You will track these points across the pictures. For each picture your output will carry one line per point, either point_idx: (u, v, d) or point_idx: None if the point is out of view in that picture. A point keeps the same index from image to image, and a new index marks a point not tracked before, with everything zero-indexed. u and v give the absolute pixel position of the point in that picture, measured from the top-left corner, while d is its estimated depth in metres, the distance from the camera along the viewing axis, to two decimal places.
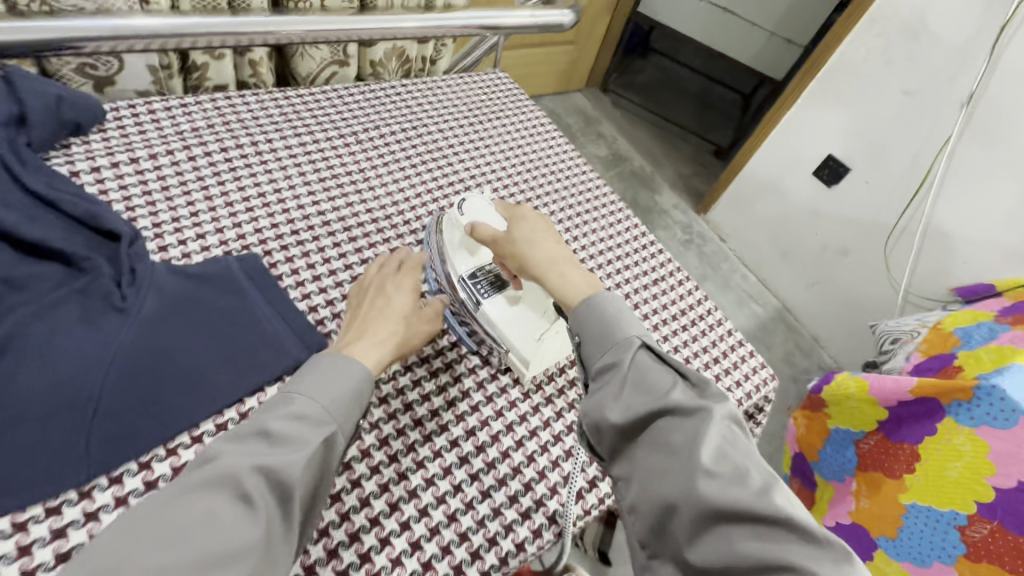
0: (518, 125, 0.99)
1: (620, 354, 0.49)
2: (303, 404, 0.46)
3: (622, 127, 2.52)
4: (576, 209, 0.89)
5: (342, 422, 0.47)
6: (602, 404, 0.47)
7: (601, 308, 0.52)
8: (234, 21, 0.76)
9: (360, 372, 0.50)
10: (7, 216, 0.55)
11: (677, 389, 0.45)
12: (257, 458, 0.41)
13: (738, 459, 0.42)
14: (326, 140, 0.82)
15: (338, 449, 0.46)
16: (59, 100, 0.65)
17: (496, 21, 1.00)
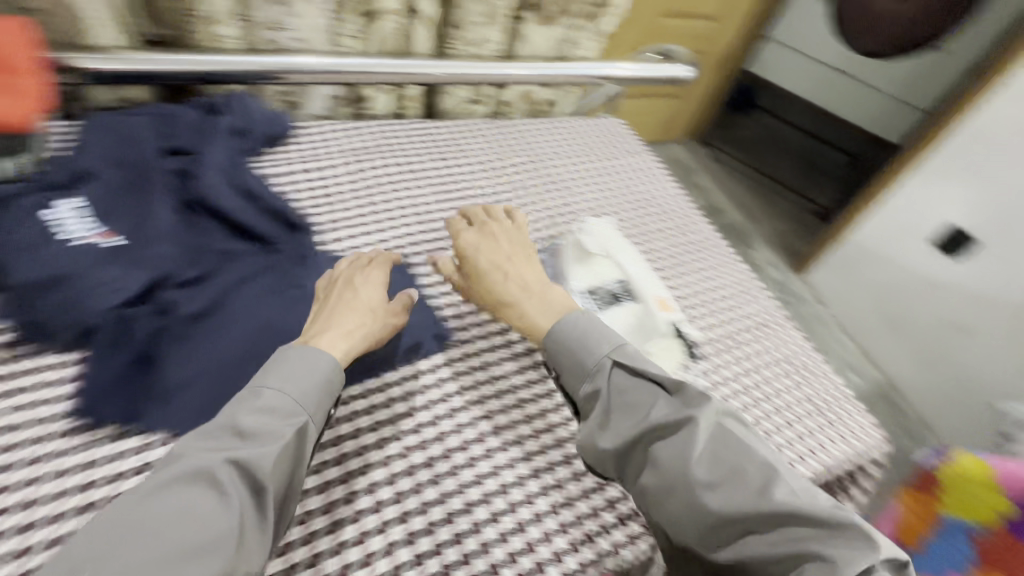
0: (632, 166, 1.04)
1: (596, 381, 0.56)
2: (271, 399, 0.48)
3: (720, 180, 2.50)
4: (683, 246, 0.90)
5: (311, 413, 0.49)
6: (596, 437, 0.54)
7: (565, 334, 0.59)
8: (403, 64, 0.90)
9: (330, 362, 0.52)
10: (222, 200, 0.68)
11: (655, 407, 0.53)
12: (229, 451, 0.44)
13: (731, 459, 0.49)
14: (460, 163, 0.92)
15: (309, 438, 0.48)
16: (264, 117, 0.82)
17: (619, 74, 1.10)
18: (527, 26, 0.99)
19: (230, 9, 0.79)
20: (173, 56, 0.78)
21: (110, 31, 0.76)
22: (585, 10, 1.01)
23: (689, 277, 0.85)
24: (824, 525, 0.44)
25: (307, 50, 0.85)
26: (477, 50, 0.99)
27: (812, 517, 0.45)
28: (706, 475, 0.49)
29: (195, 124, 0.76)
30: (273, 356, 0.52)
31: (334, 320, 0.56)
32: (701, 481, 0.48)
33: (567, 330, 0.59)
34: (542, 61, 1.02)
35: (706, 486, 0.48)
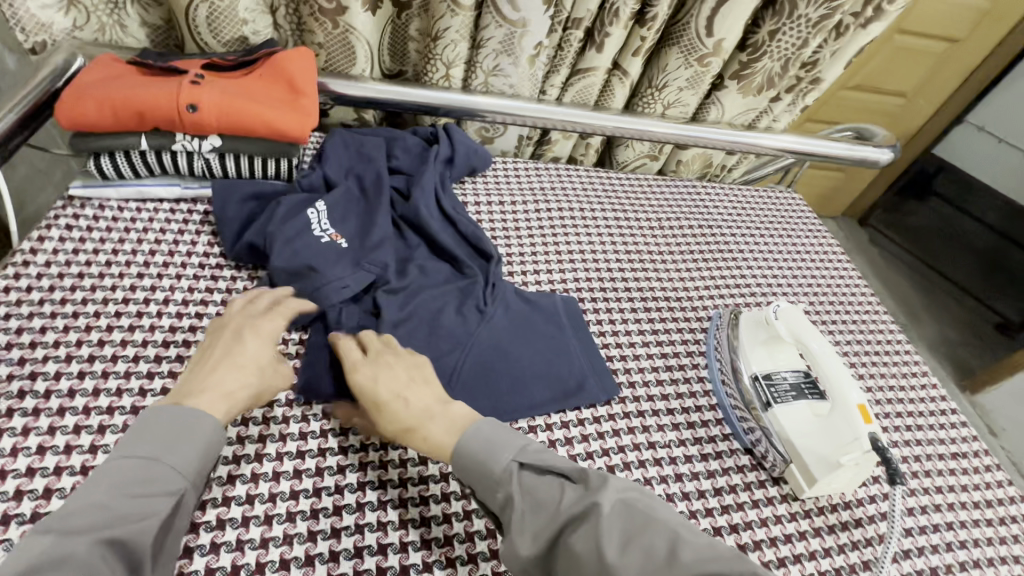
0: (811, 245, 0.97)
1: (505, 487, 0.48)
2: (133, 469, 0.44)
3: (880, 267, 2.25)
4: (866, 342, 0.80)
5: (190, 482, 0.46)
6: (514, 546, 0.46)
7: (467, 449, 0.50)
8: (595, 115, 0.94)
9: (215, 427, 0.49)
10: (428, 222, 0.76)
11: (564, 497, 0.46)
12: (103, 529, 0.40)
13: (644, 536, 0.43)
14: (633, 220, 0.93)
15: (188, 501, 0.46)
16: (471, 149, 0.88)
17: (809, 148, 1.05)
18: (724, 93, 0.98)
19: (461, 55, 0.88)
20: (406, 89, 0.88)
21: (362, 62, 0.89)
22: (791, 81, 0.97)
23: (878, 380, 0.75)
24: None
25: (516, 95, 0.92)
26: (667, 111, 1.01)
27: None
28: (625, 551, 0.42)
29: (416, 151, 0.85)
30: (134, 424, 0.47)
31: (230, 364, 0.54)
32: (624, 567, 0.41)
33: (481, 442, 0.50)
34: (732, 127, 1.00)
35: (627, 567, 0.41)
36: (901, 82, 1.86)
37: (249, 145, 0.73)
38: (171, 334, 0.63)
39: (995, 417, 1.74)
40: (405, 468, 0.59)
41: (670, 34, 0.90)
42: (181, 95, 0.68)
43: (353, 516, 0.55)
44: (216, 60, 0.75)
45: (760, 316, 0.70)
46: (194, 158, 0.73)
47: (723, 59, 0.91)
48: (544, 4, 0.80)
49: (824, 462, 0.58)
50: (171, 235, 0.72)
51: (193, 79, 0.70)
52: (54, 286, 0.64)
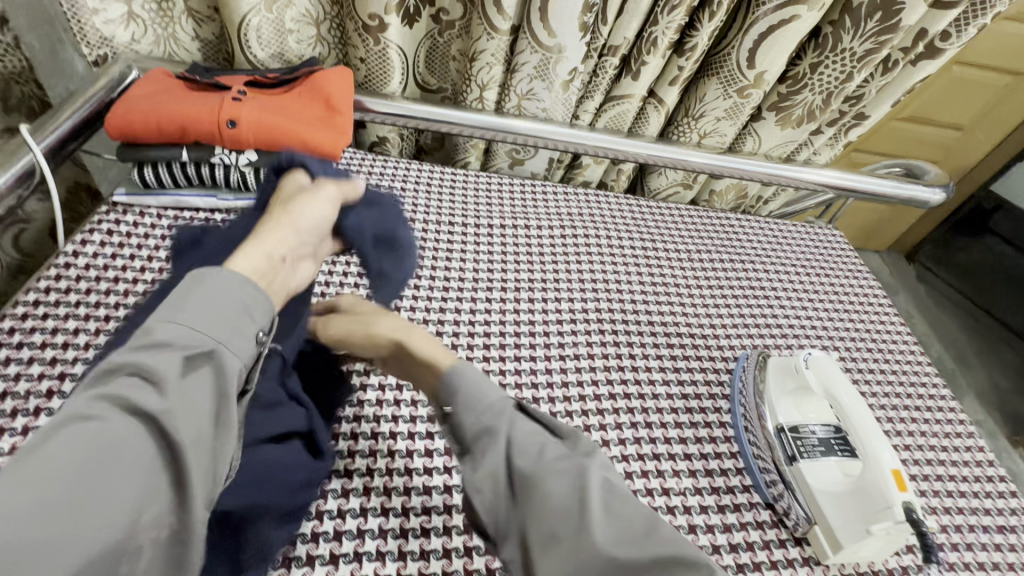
0: (850, 286, 0.92)
1: (491, 417, 0.49)
2: (171, 331, 0.41)
3: (926, 308, 2.13)
4: (905, 395, 0.75)
5: (225, 341, 0.43)
6: (488, 472, 0.47)
7: (467, 373, 0.52)
8: (628, 142, 0.93)
9: (243, 285, 0.46)
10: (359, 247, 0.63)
11: (548, 448, 0.47)
12: (121, 391, 0.38)
13: (623, 511, 0.44)
14: (660, 251, 0.90)
15: (228, 365, 0.43)
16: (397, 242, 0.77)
17: (854, 184, 1.00)
18: (762, 125, 0.96)
19: (496, 77, 0.89)
20: (440, 109, 0.89)
21: (397, 78, 0.91)
22: (833, 114, 0.94)
23: (917, 439, 0.70)
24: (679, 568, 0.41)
25: (548, 118, 0.92)
26: (703, 141, 0.98)
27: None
28: (607, 512, 0.44)
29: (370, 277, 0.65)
30: (182, 284, 0.45)
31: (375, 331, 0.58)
32: (598, 526, 0.42)
33: (474, 384, 0.51)
34: (770, 159, 0.96)
35: (604, 528, 0.42)
36: (958, 115, 1.77)
37: (281, 161, 0.75)
38: None
39: None
40: (408, 496, 0.60)
41: (710, 64, 0.89)
42: (221, 112, 0.70)
43: (352, 543, 0.56)
44: (258, 77, 0.78)
45: (789, 363, 0.67)
46: (229, 171, 0.75)
47: (764, 90, 0.88)
48: (581, 30, 0.79)
49: (851, 528, 0.54)
50: None
51: (235, 95, 0.73)
52: (91, 290, 0.67)
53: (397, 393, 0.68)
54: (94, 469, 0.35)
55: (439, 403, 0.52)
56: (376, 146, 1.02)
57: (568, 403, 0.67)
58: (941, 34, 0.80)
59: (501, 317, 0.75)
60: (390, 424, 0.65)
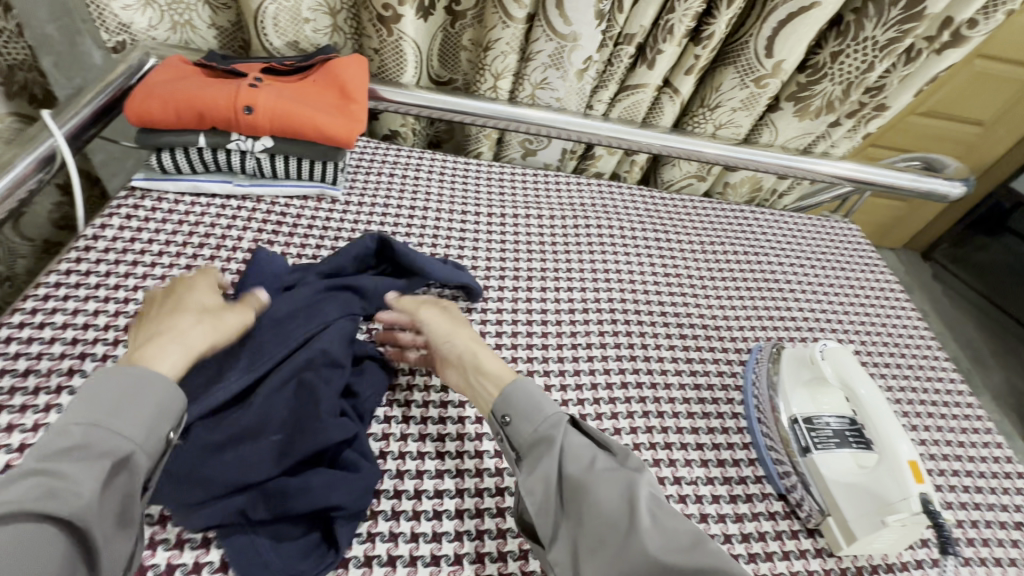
0: (866, 280, 0.91)
1: (552, 432, 0.53)
2: (82, 431, 0.42)
3: (942, 306, 2.10)
4: (922, 389, 0.74)
5: (141, 443, 0.44)
6: (543, 479, 0.52)
7: (526, 389, 0.57)
8: (642, 132, 0.92)
9: (161, 387, 0.47)
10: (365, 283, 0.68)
11: (599, 459, 0.52)
12: (36, 494, 0.38)
13: (668, 523, 0.48)
14: (673, 242, 0.90)
15: (140, 466, 0.44)
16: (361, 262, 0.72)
17: (872, 177, 0.99)
18: (778, 115, 0.95)
19: (510, 66, 0.88)
20: (454, 98, 0.89)
21: (411, 68, 0.91)
22: (853, 105, 0.92)
23: (934, 434, 0.69)
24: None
25: (561, 108, 0.92)
26: (718, 131, 0.97)
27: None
28: (654, 525, 0.47)
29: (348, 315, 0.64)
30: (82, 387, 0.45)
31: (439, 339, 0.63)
32: (648, 534, 0.47)
33: (531, 399, 0.56)
34: (785, 150, 0.95)
35: (652, 536, 0.46)
36: (980, 110, 1.73)
37: (295, 148, 0.75)
38: None
39: None
40: (420, 479, 0.58)
41: (727, 53, 0.88)
42: (236, 97, 0.71)
43: (365, 524, 0.54)
44: (274, 64, 0.78)
45: (804, 354, 0.66)
46: (245, 157, 0.76)
47: (781, 80, 0.87)
48: (596, 19, 0.79)
49: (866, 519, 0.53)
50: (219, 230, 0.75)
51: (251, 82, 0.73)
52: (111, 272, 0.68)
53: (408, 378, 0.66)
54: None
55: (494, 415, 0.57)
56: (389, 137, 1.03)
57: (580, 391, 0.67)
58: (965, 22, 0.79)
59: (513, 306, 0.75)
60: (403, 408, 0.63)
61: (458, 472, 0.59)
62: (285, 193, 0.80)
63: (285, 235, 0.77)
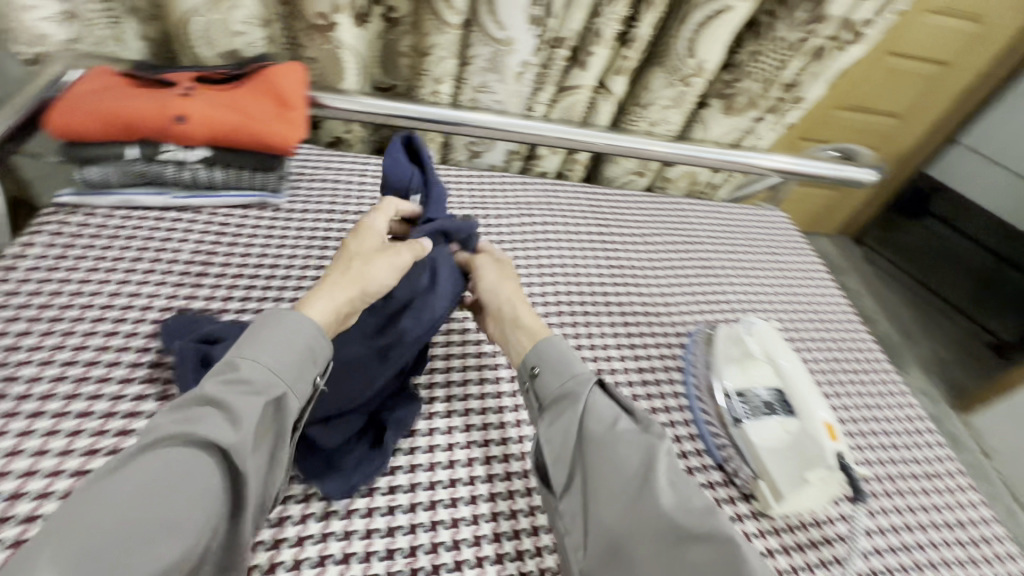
0: (793, 263, 0.98)
1: (580, 391, 0.59)
2: (251, 374, 0.51)
3: (872, 286, 2.25)
4: (843, 360, 0.81)
5: (290, 386, 0.53)
6: (563, 429, 0.58)
7: (554, 345, 0.63)
8: (581, 132, 0.96)
9: (314, 330, 0.55)
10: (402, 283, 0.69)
11: (621, 422, 0.57)
12: (201, 426, 0.47)
13: (682, 486, 0.53)
14: (615, 236, 0.94)
15: (290, 407, 0.52)
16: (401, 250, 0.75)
17: (796, 167, 1.06)
18: (707, 113, 1.01)
19: (450, 71, 0.90)
20: (398, 104, 0.90)
21: (353, 78, 0.91)
22: (773, 102, 0.99)
23: (854, 399, 0.76)
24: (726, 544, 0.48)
25: (502, 110, 0.94)
26: (653, 129, 1.02)
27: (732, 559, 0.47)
28: (667, 487, 0.52)
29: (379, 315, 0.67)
30: (254, 322, 0.55)
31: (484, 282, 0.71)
32: (662, 493, 0.51)
33: (558, 355, 0.62)
34: (716, 145, 1.01)
35: (666, 495, 0.51)
36: (894, 103, 1.88)
37: (238, 157, 0.76)
38: (149, 339, 0.65)
39: (986, 438, 1.75)
40: (374, 477, 0.61)
41: (656, 54, 0.92)
42: (170, 109, 0.70)
43: (319, 525, 0.57)
44: (206, 74, 0.77)
45: (734, 334, 0.71)
46: (181, 168, 0.74)
47: (706, 79, 0.93)
48: (529, 23, 0.82)
49: (790, 478, 0.59)
50: (156, 243, 0.73)
51: (183, 92, 0.72)
52: (39, 291, 0.65)
53: None
54: (167, 479, 0.45)
55: (524, 363, 0.64)
56: (333, 145, 1.04)
57: None
58: (862, 22, 0.86)
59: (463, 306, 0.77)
60: None
61: (411, 467, 0.63)
62: (226, 204, 0.79)
63: (227, 245, 0.76)
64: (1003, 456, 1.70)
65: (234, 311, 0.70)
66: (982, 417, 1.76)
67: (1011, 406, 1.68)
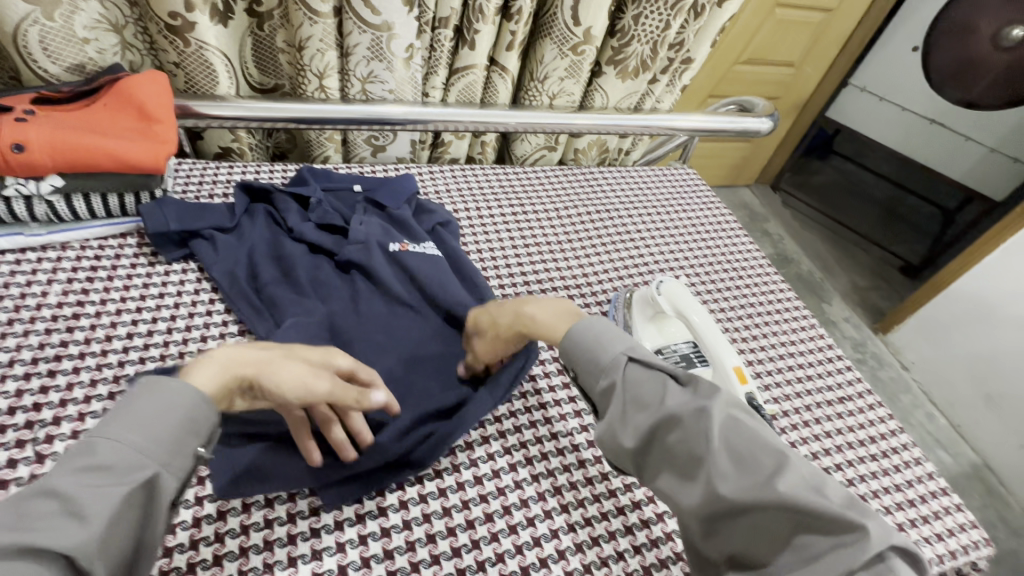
0: (704, 217, 1.01)
1: (611, 376, 0.51)
2: (113, 452, 0.39)
3: (792, 227, 2.38)
4: (757, 305, 0.85)
5: (166, 463, 0.41)
6: (610, 428, 0.49)
7: (577, 341, 0.54)
8: (482, 112, 0.94)
9: (194, 399, 0.44)
10: (394, 279, 0.71)
11: (671, 394, 0.47)
12: (35, 522, 0.35)
13: (744, 449, 0.43)
14: (530, 214, 0.93)
15: (166, 489, 0.41)
16: (363, 209, 0.80)
17: (697, 124, 1.08)
18: (604, 79, 1.01)
19: (332, 64, 0.85)
20: (279, 103, 0.83)
21: (225, 79, 0.84)
22: (665, 63, 1.02)
23: (769, 339, 0.80)
24: (823, 522, 0.39)
25: (395, 99, 0.90)
26: (554, 102, 1.02)
27: (823, 523, 0.38)
28: (726, 454, 0.43)
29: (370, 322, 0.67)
30: (117, 402, 0.43)
31: (492, 292, 0.65)
32: (721, 469, 0.42)
33: (596, 342, 0.52)
34: (619, 111, 1.01)
35: (723, 466, 0.43)
36: (789, 53, 1.96)
37: (97, 182, 0.68)
38: (18, 399, 0.56)
39: (905, 352, 1.90)
40: (293, 502, 0.55)
41: (543, 26, 0.92)
42: (3, 136, 0.61)
43: (234, 564, 0.50)
44: (47, 92, 0.68)
45: (647, 294, 0.72)
46: (33, 203, 0.66)
47: (596, 46, 0.93)
48: (405, 5, 0.78)
49: None
50: (16, 289, 0.65)
51: (20, 115, 0.64)
52: None
53: None
54: None
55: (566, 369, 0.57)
56: (222, 156, 0.95)
57: None
58: None
59: None
60: None
61: None
62: (96, 236, 0.72)
63: (104, 280, 0.69)
64: (919, 366, 1.85)
65: (119, 351, 0.63)
66: (898, 335, 1.90)
67: (919, 321, 1.83)
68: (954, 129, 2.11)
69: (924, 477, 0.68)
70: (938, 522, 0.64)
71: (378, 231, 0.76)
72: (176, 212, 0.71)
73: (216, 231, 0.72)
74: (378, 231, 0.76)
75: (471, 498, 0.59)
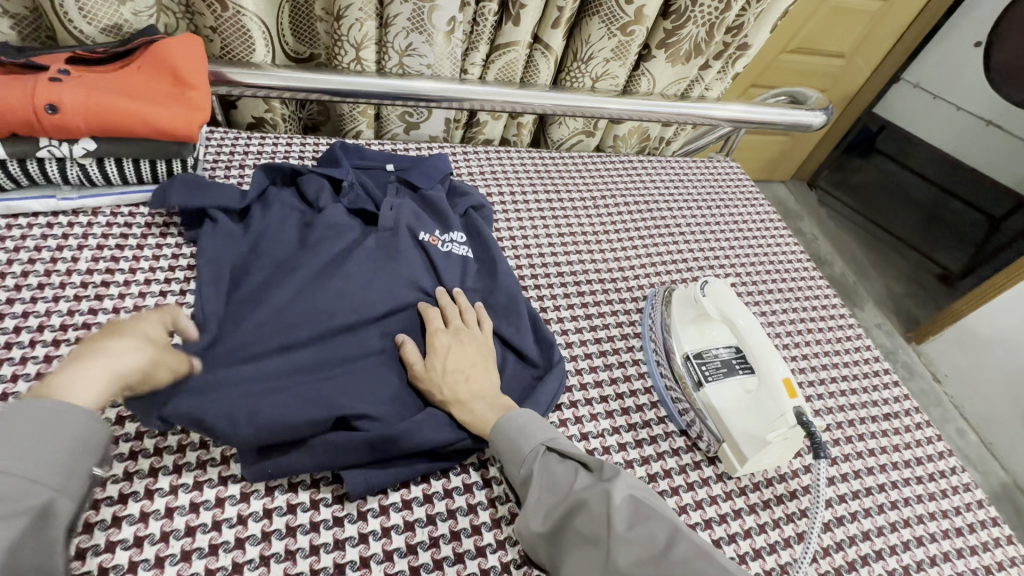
0: (748, 215, 0.96)
1: (532, 465, 0.52)
2: (0, 484, 0.36)
3: (828, 227, 2.29)
4: (801, 311, 0.80)
5: (59, 489, 0.38)
6: (525, 518, 0.49)
7: (505, 424, 0.55)
8: (521, 92, 0.89)
9: (85, 416, 0.41)
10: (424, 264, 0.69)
11: (577, 478, 0.50)
12: None
13: (646, 529, 0.45)
14: (566, 202, 0.89)
15: (62, 510, 0.38)
16: (395, 188, 0.78)
17: (748, 115, 1.02)
18: (651, 63, 0.96)
19: (370, 34, 0.82)
20: (315, 73, 0.80)
21: (261, 47, 0.82)
22: (718, 47, 0.96)
23: (812, 347, 0.76)
24: None
25: (433, 75, 0.87)
26: (597, 85, 0.97)
27: None
28: (624, 533, 0.45)
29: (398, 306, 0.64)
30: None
31: (454, 362, 0.59)
32: (620, 547, 0.44)
33: (518, 428, 0.54)
34: (665, 97, 0.96)
35: (623, 549, 0.44)
36: (840, 43, 1.86)
37: (130, 148, 0.66)
38: (46, 365, 0.56)
39: (939, 364, 1.82)
40: (317, 489, 0.54)
41: (591, 3, 0.87)
42: (36, 95, 0.59)
43: (257, 548, 0.49)
44: (82, 52, 0.66)
45: (689, 294, 0.68)
46: (65, 165, 0.65)
47: (646, 27, 0.88)
48: None
49: (753, 439, 0.57)
50: (47, 253, 0.65)
51: (54, 75, 0.62)
52: None
53: None
54: None
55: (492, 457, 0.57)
56: (254, 126, 0.93)
57: None
58: None
59: None
60: None
61: None
62: (127, 202, 0.71)
63: (134, 248, 0.68)
64: (953, 380, 1.77)
65: None
66: (932, 345, 1.83)
67: (958, 332, 1.75)
68: (1012, 132, 1.99)
69: (973, 505, 0.64)
70: (986, 554, 0.60)
71: (408, 211, 0.73)
72: (192, 187, 0.67)
73: (222, 213, 0.67)
74: (410, 211, 0.73)
75: (497, 497, 0.57)
